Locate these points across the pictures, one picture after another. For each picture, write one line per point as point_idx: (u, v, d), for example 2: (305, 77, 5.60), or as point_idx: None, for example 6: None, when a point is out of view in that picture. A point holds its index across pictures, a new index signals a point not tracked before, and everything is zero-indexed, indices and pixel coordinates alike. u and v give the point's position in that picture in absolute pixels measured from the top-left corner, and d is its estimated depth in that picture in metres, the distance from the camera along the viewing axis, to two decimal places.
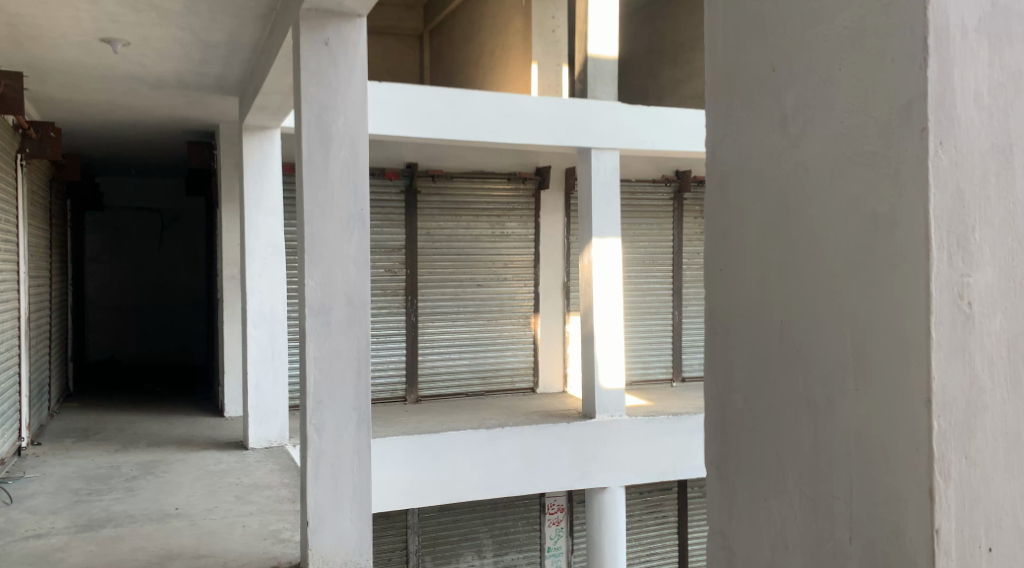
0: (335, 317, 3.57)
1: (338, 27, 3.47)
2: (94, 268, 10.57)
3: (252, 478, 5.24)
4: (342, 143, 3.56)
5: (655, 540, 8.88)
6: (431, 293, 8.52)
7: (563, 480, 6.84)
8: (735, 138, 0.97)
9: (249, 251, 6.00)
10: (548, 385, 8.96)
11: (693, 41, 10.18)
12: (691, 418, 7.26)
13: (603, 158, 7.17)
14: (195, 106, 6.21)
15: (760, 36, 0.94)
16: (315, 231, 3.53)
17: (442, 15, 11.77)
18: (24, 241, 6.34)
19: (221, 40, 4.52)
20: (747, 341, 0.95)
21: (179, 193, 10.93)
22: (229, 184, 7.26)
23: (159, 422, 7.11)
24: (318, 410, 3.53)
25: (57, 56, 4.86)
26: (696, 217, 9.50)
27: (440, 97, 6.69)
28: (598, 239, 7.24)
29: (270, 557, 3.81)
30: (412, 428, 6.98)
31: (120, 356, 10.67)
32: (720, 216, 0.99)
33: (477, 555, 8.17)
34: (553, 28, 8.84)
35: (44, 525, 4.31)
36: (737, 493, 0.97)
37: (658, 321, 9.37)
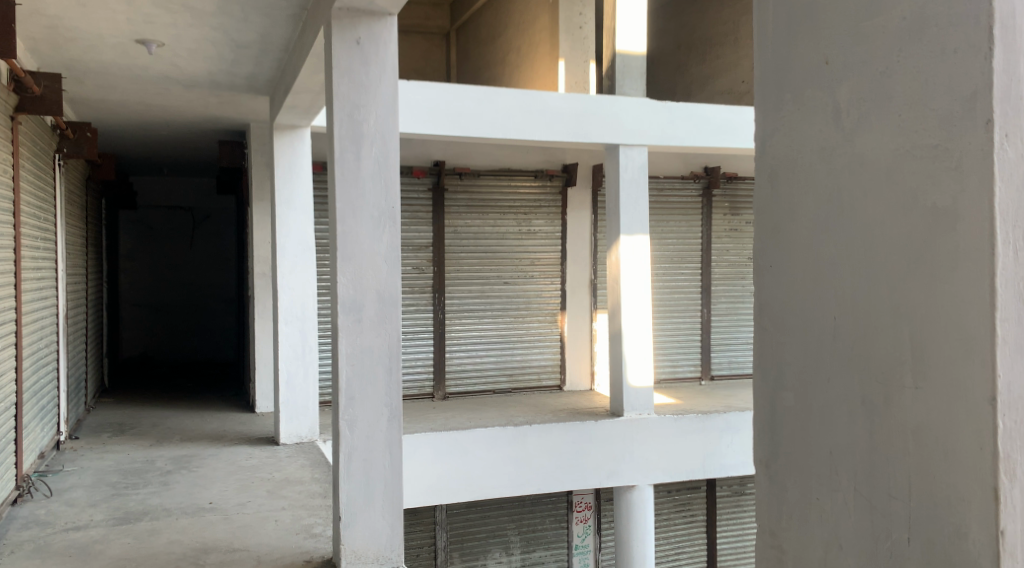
0: (367, 314, 3.59)
1: (369, 26, 3.50)
2: (127, 267, 10.74)
3: (283, 473, 5.29)
4: (373, 142, 3.57)
5: (683, 539, 8.83)
6: (458, 290, 8.54)
7: (591, 479, 6.82)
8: (785, 132, 0.96)
9: (281, 248, 6.05)
10: (575, 383, 8.94)
11: (722, 36, 10.08)
12: (720, 418, 7.19)
13: (631, 155, 7.13)
14: (227, 105, 6.28)
15: (812, 28, 0.92)
16: (347, 228, 3.55)
17: (468, 13, 11.77)
18: (62, 237, 6.46)
19: (252, 40, 4.56)
20: (798, 341, 0.94)
21: (210, 191, 11.07)
22: (260, 183, 7.33)
23: (191, 417, 7.21)
24: (350, 406, 3.55)
25: (94, 57, 4.94)
26: (725, 215, 9.42)
27: (468, 95, 6.70)
28: (626, 237, 7.20)
29: (303, 551, 3.84)
30: (438, 425, 7.00)
31: (152, 353, 10.82)
32: (770, 212, 0.98)
33: (505, 552, 8.19)
34: (581, 24, 8.79)
35: (83, 517, 4.39)
36: (788, 492, 0.96)
37: (687, 319, 9.32)
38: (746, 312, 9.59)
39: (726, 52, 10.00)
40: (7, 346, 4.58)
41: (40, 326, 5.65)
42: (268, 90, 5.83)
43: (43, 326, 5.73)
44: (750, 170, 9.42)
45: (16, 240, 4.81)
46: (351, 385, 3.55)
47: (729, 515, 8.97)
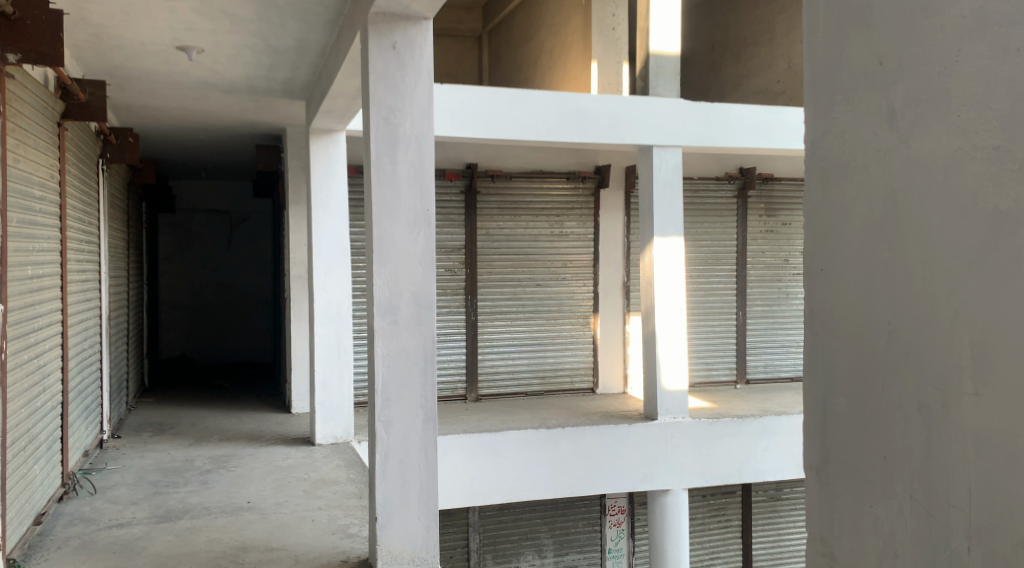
0: (403, 316, 3.60)
1: (405, 31, 3.52)
2: (166, 268, 10.93)
3: (319, 473, 5.34)
4: (409, 145, 3.59)
5: (718, 544, 8.75)
6: (490, 293, 8.56)
7: (624, 482, 6.79)
8: (836, 133, 0.94)
9: (316, 251, 6.10)
10: (608, 386, 8.90)
11: (756, 36, 9.99)
12: (755, 421, 7.11)
13: (665, 156, 7.09)
14: (264, 110, 6.37)
15: (865, 29, 0.91)
16: (383, 232, 3.57)
17: (501, 15, 11.78)
18: (105, 240, 6.59)
19: (289, 46, 4.62)
20: (849, 346, 0.93)
21: (246, 194, 11.22)
22: (296, 186, 7.41)
23: (228, 417, 7.31)
24: (386, 407, 3.57)
25: (137, 64, 5.03)
26: (761, 216, 9.31)
27: (500, 97, 6.72)
28: (660, 238, 7.15)
29: (339, 551, 3.87)
30: (471, 426, 7.02)
31: (190, 353, 10.99)
32: (820, 215, 0.97)
33: (538, 555, 8.17)
34: (613, 25, 8.75)
35: (126, 515, 4.47)
36: (840, 499, 0.94)
37: (721, 322, 9.23)
38: (782, 315, 9.48)
39: (760, 52, 9.90)
40: (54, 347, 4.68)
41: (84, 326, 5.77)
42: (304, 95, 5.89)
43: (87, 326, 5.85)
44: (786, 171, 9.31)
45: (62, 241, 4.91)
46: (387, 386, 3.58)
47: (766, 520, 8.85)
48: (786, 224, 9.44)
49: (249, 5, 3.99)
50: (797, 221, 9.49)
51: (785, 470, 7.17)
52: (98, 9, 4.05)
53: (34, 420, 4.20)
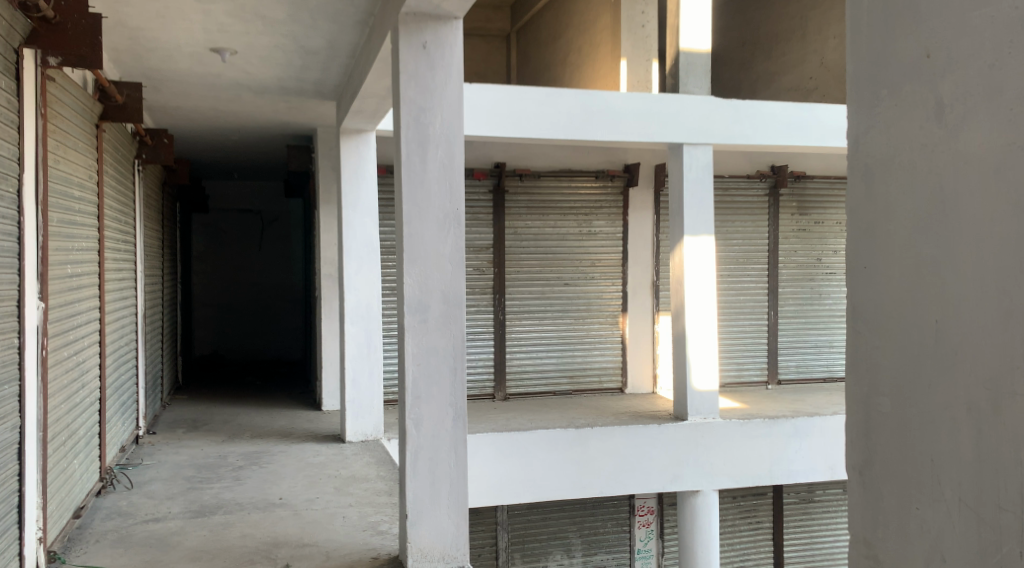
0: (433, 315, 3.61)
1: (436, 30, 3.53)
2: (200, 267, 11.10)
3: (350, 470, 5.39)
4: (439, 144, 3.60)
5: (748, 546, 8.68)
6: (519, 292, 8.56)
7: (653, 482, 6.75)
8: (882, 128, 0.93)
9: (347, 250, 6.16)
10: (637, 386, 8.85)
11: (789, 32, 9.87)
12: (787, 423, 7.03)
13: (695, 154, 7.04)
14: (296, 111, 6.42)
15: (913, 20, 0.89)
16: (413, 230, 3.59)
17: (529, 14, 11.76)
18: (141, 239, 6.70)
19: (320, 47, 4.66)
20: (893, 343, 0.91)
21: (278, 194, 11.35)
22: (326, 186, 7.47)
23: (260, 414, 7.39)
24: (416, 404, 3.59)
25: (172, 65, 5.10)
26: (793, 214, 9.21)
27: (530, 96, 6.71)
28: (690, 237, 7.09)
29: (369, 548, 3.90)
30: (500, 425, 7.03)
31: (222, 351, 11.13)
32: (863, 212, 0.95)
33: (567, 554, 8.15)
34: (643, 23, 8.69)
35: (162, 509, 4.54)
36: (884, 500, 0.93)
37: (752, 321, 9.14)
38: (814, 315, 9.37)
39: (793, 49, 9.80)
40: (92, 344, 4.76)
41: (121, 324, 5.85)
42: (335, 95, 5.93)
43: (124, 325, 5.94)
44: (819, 169, 9.20)
45: (100, 240, 4.99)
46: (416, 384, 3.59)
47: (797, 523, 8.76)
48: (818, 223, 9.32)
49: (281, 7, 4.03)
50: (831, 219, 9.37)
51: (817, 472, 7.08)
52: (135, 12, 4.11)
53: (73, 415, 4.28)
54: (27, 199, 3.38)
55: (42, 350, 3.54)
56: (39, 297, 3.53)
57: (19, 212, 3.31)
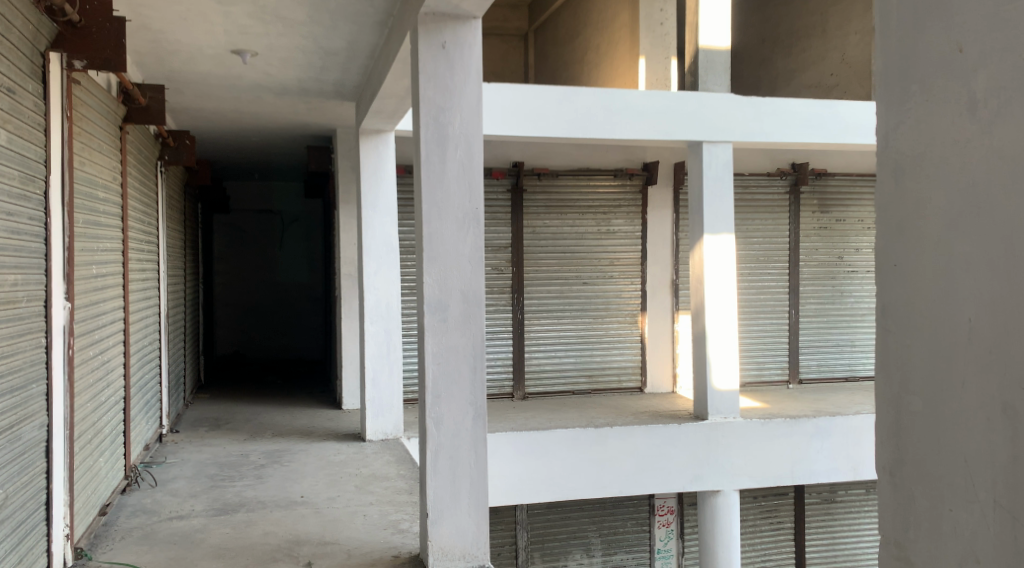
0: (452, 314, 3.62)
1: (455, 29, 3.53)
2: (222, 267, 11.21)
3: (370, 468, 5.41)
4: (458, 144, 3.60)
5: (770, 546, 8.62)
6: (537, 291, 8.56)
7: (674, 482, 6.72)
8: (912, 125, 0.92)
9: (366, 250, 6.18)
10: (657, 385, 8.82)
11: (809, 28, 9.80)
12: (809, 422, 6.98)
13: (715, 152, 6.99)
14: (316, 112, 6.46)
15: (943, 14, 0.88)
16: (433, 230, 3.60)
17: (547, 13, 11.76)
18: (163, 240, 6.76)
19: (340, 48, 4.68)
20: (925, 340, 0.91)
21: (298, 195, 11.43)
22: (346, 186, 7.51)
23: (281, 413, 7.43)
24: (436, 403, 3.59)
25: (193, 68, 5.15)
26: (814, 212, 9.14)
27: (548, 95, 6.69)
28: (710, 236, 7.05)
29: (390, 546, 3.91)
30: (519, 424, 7.03)
31: (243, 350, 11.22)
32: (893, 208, 0.95)
33: (586, 554, 8.14)
34: (661, 20, 8.67)
35: (185, 507, 4.59)
36: (916, 501, 0.92)
37: (773, 320, 9.08)
38: (836, 313, 9.29)
39: (813, 45, 9.73)
40: (116, 343, 4.81)
41: (145, 325, 5.92)
42: (354, 96, 5.96)
43: (147, 325, 6.00)
44: (840, 167, 9.13)
45: (124, 240, 5.04)
46: (436, 383, 3.59)
47: (819, 523, 8.69)
48: (840, 221, 9.24)
49: (301, 8, 4.05)
50: (852, 217, 9.29)
51: (840, 472, 7.02)
52: (158, 15, 4.15)
53: (98, 414, 4.33)
54: (53, 201, 3.41)
55: (68, 350, 3.58)
56: (66, 298, 3.57)
57: (46, 213, 3.35)
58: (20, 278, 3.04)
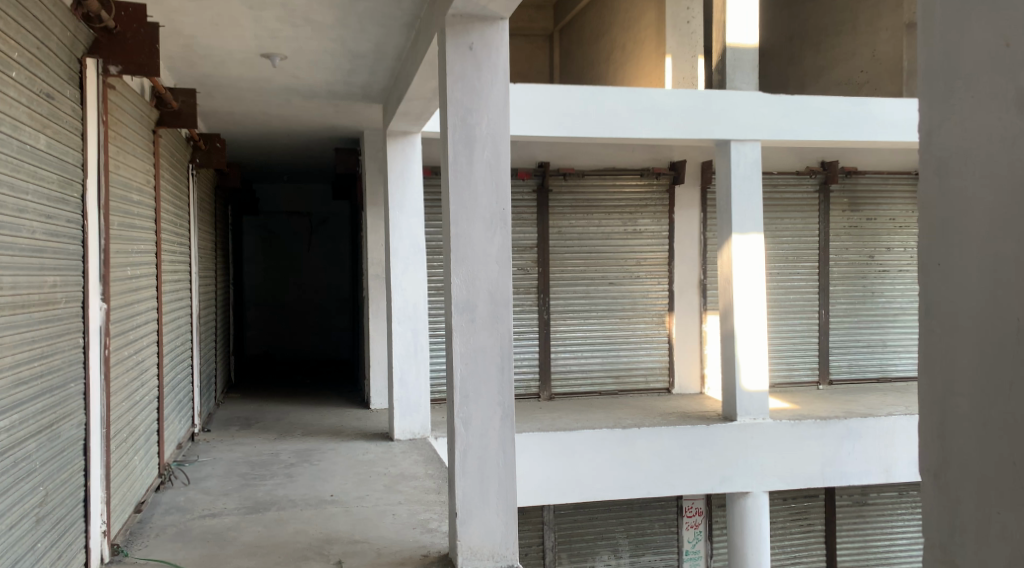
0: (480, 314, 3.62)
1: (482, 31, 3.53)
2: (251, 269, 11.34)
3: (398, 468, 5.44)
4: (485, 144, 3.60)
5: (800, 549, 8.52)
6: (564, 291, 8.54)
7: (702, 483, 6.68)
8: (957, 121, 0.91)
9: (393, 251, 6.21)
10: (685, 386, 8.76)
11: (838, 24, 9.69)
12: (840, 424, 6.90)
13: (743, 150, 6.93)
14: (344, 115, 6.51)
15: (988, 10, 0.87)
16: (460, 230, 3.60)
17: (572, 13, 11.74)
18: (195, 241, 6.86)
19: (368, 50, 4.70)
20: (971, 339, 0.89)
21: (326, 197, 11.51)
22: (373, 188, 7.55)
23: (310, 413, 7.50)
24: (465, 403, 3.60)
25: (224, 71, 5.21)
26: (844, 211, 9.03)
27: (574, 95, 6.68)
28: (738, 235, 6.98)
29: (419, 546, 3.92)
30: (546, 425, 7.03)
31: (273, 351, 11.33)
32: (936, 208, 0.93)
33: (614, 555, 8.11)
34: (688, 19, 8.62)
35: (218, 505, 4.64)
36: (963, 504, 0.91)
37: (803, 321, 8.98)
38: (867, 313, 9.16)
39: (844, 41, 9.62)
40: (150, 343, 4.88)
41: (177, 325, 5.99)
42: (381, 98, 5.99)
43: (180, 325, 6.09)
44: (871, 164, 9.01)
45: (157, 242, 5.11)
46: (465, 384, 3.60)
47: (851, 526, 8.58)
48: (871, 220, 9.12)
49: (329, 11, 4.08)
50: (884, 216, 9.16)
51: (872, 474, 6.92)
52: (190, 20, 4.20)
53: (133, 413, 4.40)
54: (90, 205, 3.47)
55: (105, 350, 3.64)
56: (102, 299, 3.63)
57: (83, 215, 3.40)
58: (60, 280, 3.10)
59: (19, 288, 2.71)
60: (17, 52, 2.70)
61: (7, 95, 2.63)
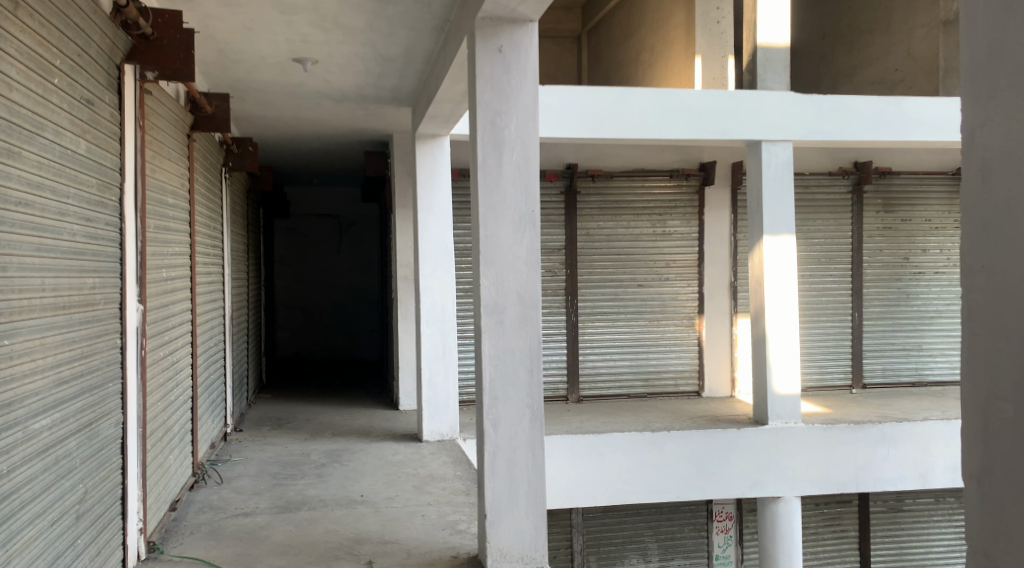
0: (509, 316, 3.63)
1: (511, 33, 3.54)
2: (282, 271, 11.44)
3: (428, 469, 5.46)
4: (514, 147, 3.61)
5: (833, 555, 8.41)
6: (592, 293, 8.52)
7: (733, 488, 6.62)
8: (1003, 119, 0.96)
9: (422, 253, 6.24)
10: (715, 389, 8.69)
11: (873, 23, 9.55)
12: (874, 428, 6.79)
13: (774, 151, 6.86)
14: (374, 118, 6.55)
15: None
16: (490, 233, 3.61)
17: (601, 14, 11.69)
18: (228, 244, 6.95)
19: (397, 54, 4.73)
20: (1017, 346, 0.95)
21: (356, 199, 11.58)
22: (402, 190, 7.59)
23: (340, 413, 7.56)
24: (494, 405, 3.60)
25: (256, 76, 5.27)
26: (878, 212, 8.90)
27: (603, 97, 6.68)
28: (770, 237, 6.91)
29: (449, 547, 3.93)
30: (574, 427, 7.01)
31: (303, 352, 11.43)
32: (981, 210, 0.98)
33: (643, 558, 8.07)
34: (718, 19, 8.57)
35: (250, 504, 4.69)
36: (1008, 508, 0.96)
37: (836, 323, 8.87)
38: (901, 316, 9.02)
39: (878, 40, 9.49)
40: (184, 343, 4.94)
41: (210, 326, 6.06)
42: (410, 101, 6.02)
43: (213, 325, 6.16)
44: (906, 164, 8.88)
45: (192, 243, 5.18)
46: (494, 385, 3.60)
47: (885, 532, 8.45)
48: (905, 221, 8.98)
49: (361, 15, 4.11)
50: (919, 217, 9.02)
51: (907, 480, 6.81)
52: (223, 26, 4.26)
53: (168, 413, 4.46)
54: (127, 207, 3.53)
55: (141, 349, 3.69)
56: (138, 300, 3.69)
57: (121, 218, 3.46)
58: (99, 281, 3.16)
59: (60, 289, 2.77)
60: (59, 59, 2.76)
61: (49, 102, 2.69)
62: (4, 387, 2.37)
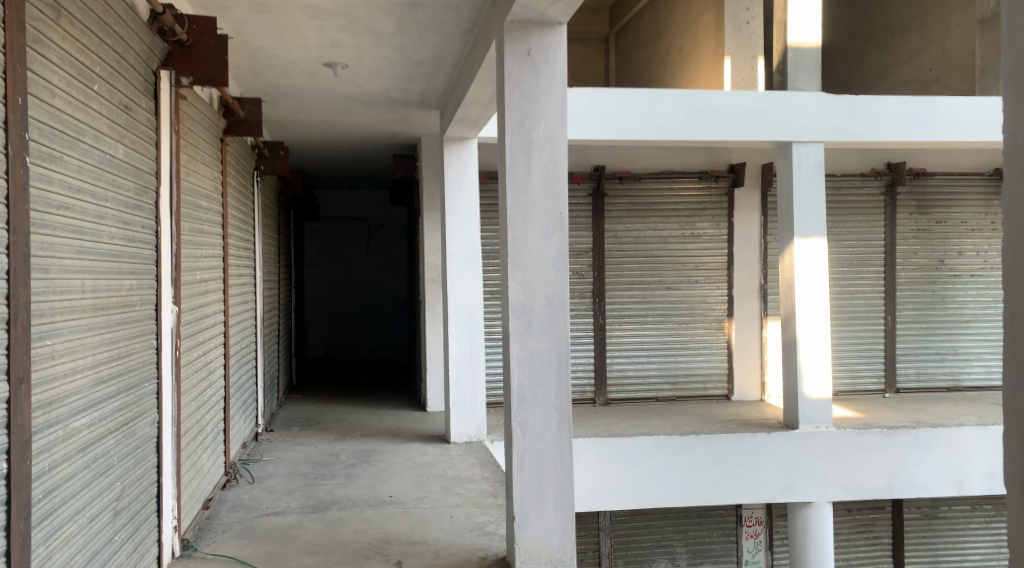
0: (537, 318, 3.63)
1: (540, 36, 3.54)
2: (311, 273, 11.53)
3: (455, 470, 5.48)
4: (543, 149, 3.61)
5: (866, 562, 8.30)
6: (620, 295, 8.49)
7: (763, 493, 6.55)
8: None
9: (450, 256, 6.26)
10: (744, 393, 8.62)
11: (906, 22, 9.41)
12: (908, 433, 6.69)
13: (805, 153, 6.80)
14: (404, 121, 6.59)
15: None
16: (517, 235, 3.62)
17: (629, 15, 11.64)
18: (259, 246, 7.02)
19: (426, 57, 4.75)
20: None
21: (384, 201, 11.64)
22: (431, 192, 7.62)
23: (368, 414, 7.61)
24: (522, 407, 3.61)
25: (288, 81, 5.33)
26: (912, 214, 8.77)
27: (632, 98, 6.69)
28: (800, 239, 6.85)
29: (476, 548, 3.94)
30: (602, 430, 6.99)
31: (332, 353, 11.52)
32: None
33: (671, 562, 8.02)
34: (747, 19, 8.50)
35: (281, 504, 4.74)
36: None
37: (868, 327, 8.75)
38: (936, 320, 8.87)
39: (912, 39, 9.35)
40: (217, 344, 5.01)
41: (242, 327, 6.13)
42: (438, 104, 6.05)
43: (245, 327, 6.24)
44: (940, 165, 8.74)
45: (225, 245, 5.25)
46: (522, 388, 3.61)
47: (920, 540, 8.32)
48: (941, 222, 8.85)
49: (390, 19, 4.13)
50: (954, 218, 8.87)
51: (942, 486, 6.70)
52: (256, 32, 4.31)
53: (202, 412, 4.53)
54: (163, 210, 3.59)
55: (176, 350, 3.75)
56: (173, 302, 3.74)
57: (156, 221, 3.51)
58: (135, 283, 3.21)
59: (99, 290, 2.81)
60: (99, 66, 2.82)
61: (90, 107, 2.74)
62: (45, 387, 2.42)
